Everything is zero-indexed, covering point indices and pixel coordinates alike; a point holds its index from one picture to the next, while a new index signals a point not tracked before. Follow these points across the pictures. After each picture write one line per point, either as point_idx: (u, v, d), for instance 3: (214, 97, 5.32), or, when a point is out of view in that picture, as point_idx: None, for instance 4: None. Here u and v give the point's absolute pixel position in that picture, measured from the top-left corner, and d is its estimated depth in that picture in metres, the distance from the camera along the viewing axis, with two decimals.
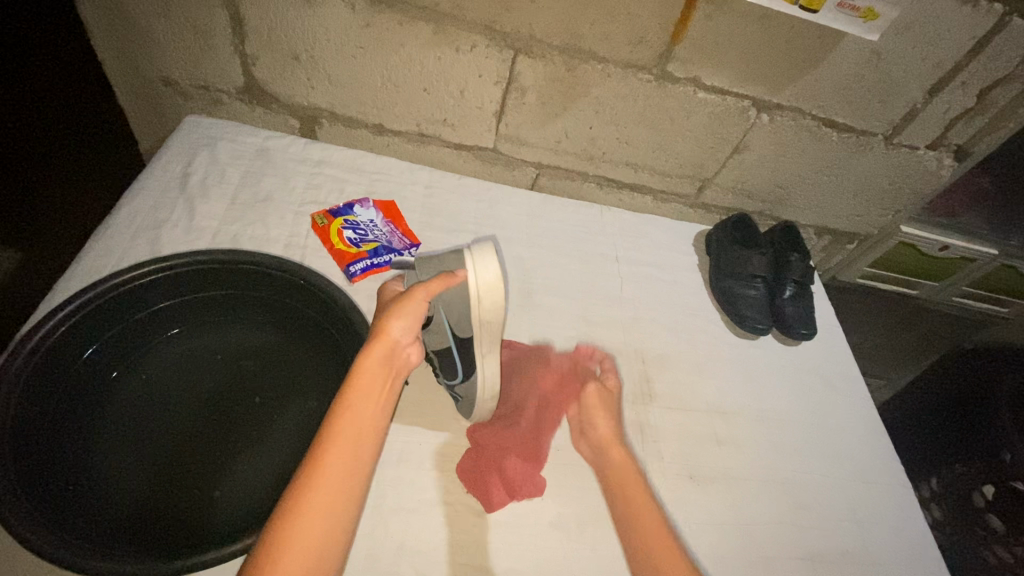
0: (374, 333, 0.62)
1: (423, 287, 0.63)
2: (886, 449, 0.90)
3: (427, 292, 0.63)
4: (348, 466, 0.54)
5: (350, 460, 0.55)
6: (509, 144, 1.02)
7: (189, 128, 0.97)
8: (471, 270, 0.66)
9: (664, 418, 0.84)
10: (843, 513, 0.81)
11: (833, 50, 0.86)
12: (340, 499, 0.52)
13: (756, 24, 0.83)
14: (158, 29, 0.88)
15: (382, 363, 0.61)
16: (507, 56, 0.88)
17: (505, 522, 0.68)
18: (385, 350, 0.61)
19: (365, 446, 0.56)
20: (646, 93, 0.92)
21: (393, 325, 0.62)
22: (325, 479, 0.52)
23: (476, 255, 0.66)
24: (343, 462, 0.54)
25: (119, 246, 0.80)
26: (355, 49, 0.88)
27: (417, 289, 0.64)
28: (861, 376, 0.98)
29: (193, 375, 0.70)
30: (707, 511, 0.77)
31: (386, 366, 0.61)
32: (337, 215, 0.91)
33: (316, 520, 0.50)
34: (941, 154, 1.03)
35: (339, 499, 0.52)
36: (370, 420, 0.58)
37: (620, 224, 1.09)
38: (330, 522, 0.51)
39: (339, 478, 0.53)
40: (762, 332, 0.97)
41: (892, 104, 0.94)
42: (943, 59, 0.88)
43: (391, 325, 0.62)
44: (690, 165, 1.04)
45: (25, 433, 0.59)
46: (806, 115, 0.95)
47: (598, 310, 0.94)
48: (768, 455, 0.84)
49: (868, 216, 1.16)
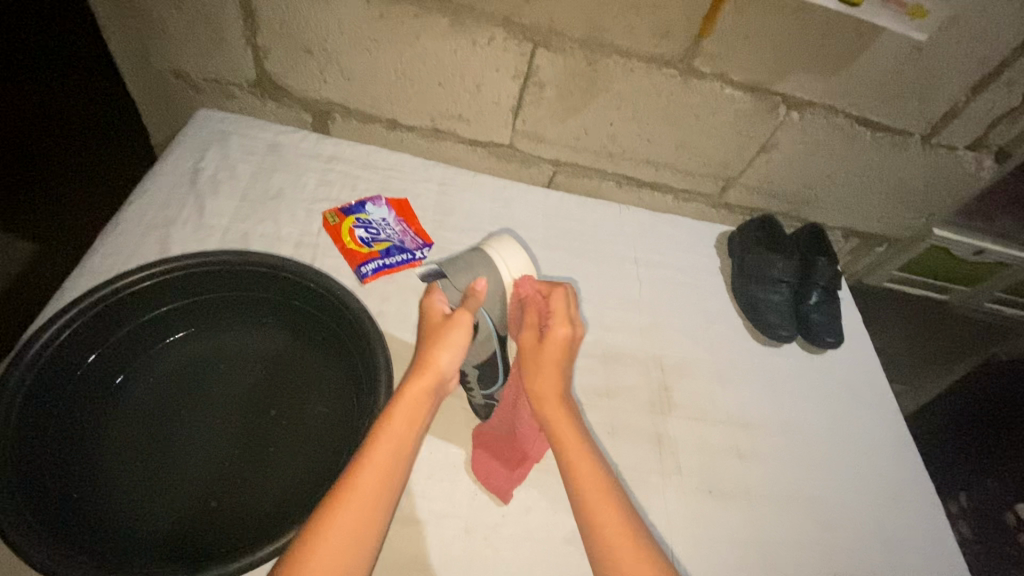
0: (422, 363, 0.60)
1: (465, 309, 0.63)
2: (916, 463, 0.87)
3: (473, 319, 0.63)
4: (379, 492, 0.53)
5: (376, 495, 0.53)
6: (526, 140, 0.99)
7: (199, 123, 0.95)
8: (500, 259, 0.70)
9: (683, 428, 0.81)
10: (871, 532, 0.78)
11: (870, 47, 0.82)
12: (360, 532, 0.51)
13: (790, 18, 0.79)
14: (167, 21, 0.86)
15: (426, 394, 0.59)
16: (526, 49, 0.85)
17: (518, 535, 0.66)
18: (432, 382, 0.60)
19: (400, 474, 0.55)
20: (671, 89, 0.88)
21: (443, 357, 0.61)
22: (355, 507, 0.51)
23: (498, 248, 0.71)
24: (375, 487, 0.53)
25: (128, 244, 0.79)
26: (369, 42, 0.85)
27: (464, 317, 0.62)
28: (887, 384, 0.95)
29: (198, 382, 0.69)
30: (728, 527, 0.74)
31: (430, 395, 0.60)
32: (349, 213, 0.89)
33: (345, 545, 0.50)
34: (981, 155, 0.98)
35: (361, 536, 0.51)
36: (406, 449, 0.56)
37: (639, 224, 1.05)
38: (358, 555, 0.50)
39: (371, 504, 0.52)
40: (786, 339, 0.93)
41: (932, 103, 0.89)
42: (988, 55, 0.83)
43: (441, 356, 0.61)
44: (713, 164, 1.00)
45: (25, 442, 0.58)
46: (839, 113, 0.91)
47: (616, 315, 0.91)
48: (792, 468, 0.81)
49: (899, 219, 1.11)
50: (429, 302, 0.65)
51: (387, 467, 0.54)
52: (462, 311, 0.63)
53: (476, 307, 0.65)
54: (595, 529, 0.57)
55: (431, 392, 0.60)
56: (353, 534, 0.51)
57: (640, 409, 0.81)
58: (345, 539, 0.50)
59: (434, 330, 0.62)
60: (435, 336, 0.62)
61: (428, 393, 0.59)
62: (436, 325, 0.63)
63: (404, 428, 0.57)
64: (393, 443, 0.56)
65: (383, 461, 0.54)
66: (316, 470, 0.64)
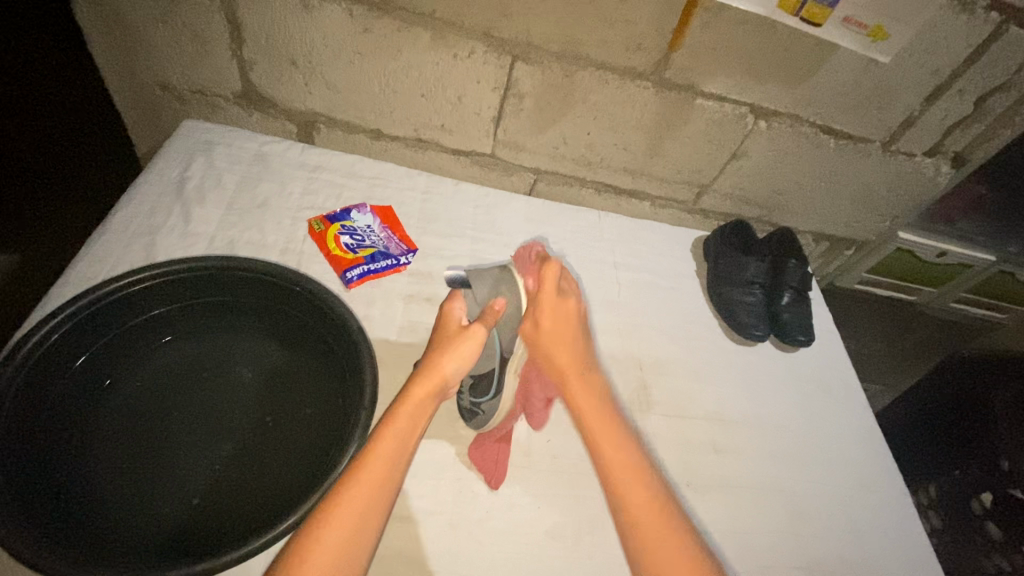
0: (430, 367, 0.64)
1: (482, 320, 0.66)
2: (885, 456, 0.90)
3: (485, 334, 0.65)
4: (379, 488, 0.55)
5: (378, 487, 0.55)
6: (507, 149, 1.02)
7: (185, 134, 0.97)
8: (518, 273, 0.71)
9: (661, 425, 0.84)
10: (842, 521, 0.81)
11: (830, 60, 0.86)
12: (362, 522, 0.53)
13: (754, 32, 0.83)
14: (155, 34, 0.88)
15: (427, 396, 0.62)
16: (505, 62, 0.88)
17: (503, 531, 0.68)
18: (434, 387, 0.63)
19: (401, 469, 0.57)
20: (644, 99, 0.92)
21: (450, 363, 0.64)
22: (359, 496, 0.53)
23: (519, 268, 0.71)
24: (378, 478, 0.55)
25: (115, 252, 0.80)
26: (353, 55, 0.88)
27: (478, 330, 0.65)
28: (858, 381, 0.98)
29: (187, 384, 0.70)
30: (705, 520, 0.76)
31: (433, 397, 0.63)
32: (334, 220, 0.90)
33: (348, 533, 0.51)
34: (939, 161, 1.03)
35: (364, 524, 0.53)
36: (409, 445, 0.59)
37: (618, 230, 1.08)
38: (360, 543, 0.52)
39: (372, 500, 0.54)
40: (760, 338, 0.97)
41: (889, 111, 0.94)
42: (939, 67, 0.88)
43: (447, 363, 0.64)
44: (687, 171, 1.04)
45: (17, 443, 0.58)
46: (804, 122, 0.95)
47: (596, 317, 0.94)
48: (767, 463, 0.84)
49: (865, 223, 1.16)
50: (449, 310, 0.71)
51: (390, 460, 0.57)
52: (477, 324, 0.65)
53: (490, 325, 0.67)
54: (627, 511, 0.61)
55: (435, 394, 0.63)
56: (357, 523, 0.52)
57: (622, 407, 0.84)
58: (348, 527, 0.52)
59: (448, 338, 0.66)
60: (448, 344, 0.65)
61: (427, 398, 0.62)
62: (451, 334, 0.67)
63: (407, 424, 0.60)
64: (396, 436, 0.58)
65: (386, 454, 0.57)
66: (304, 472, 0.65)
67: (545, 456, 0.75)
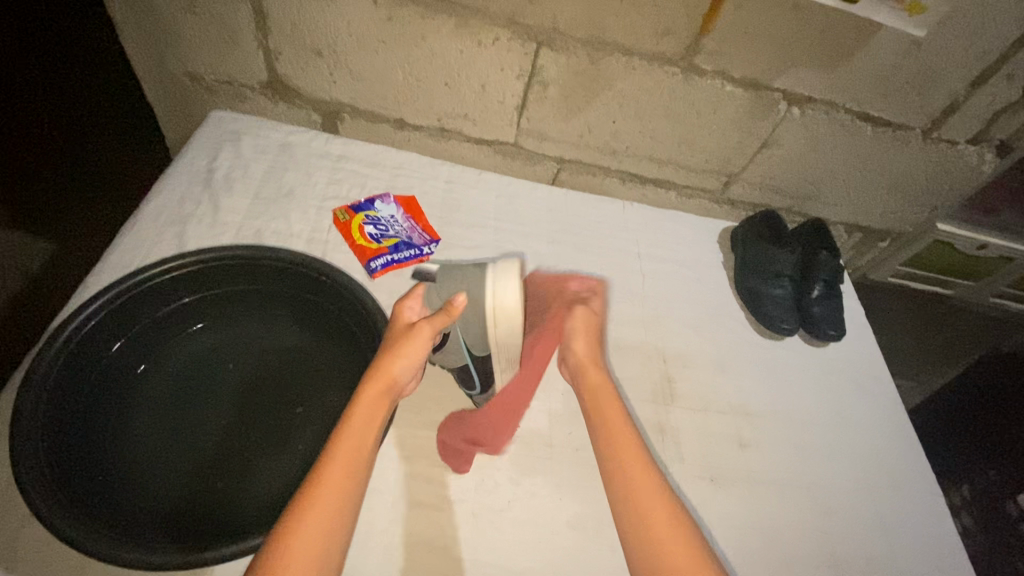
0: (377, 369, 0.62)
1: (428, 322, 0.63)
2: (916, 451, 0.88)
3: (435, 331, 0.63)
4: (345, 492, 0.55)
5: (342, 487, 0.55)
6: (531, 138, 1.01)
7: (213, 124, 0.98)
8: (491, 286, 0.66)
9: (684, 418, 0.83)
10: (869, 519, 0.79)
11: (870, 42, 0.83)
12: (330, 520, 0.53)
13: (790, 16, 0.80)
14: (183, 25, 0.89)
15: (376, 399, 0.61)
16: (530, 49, 0.86)
17: (524, 521, 0.68)
18: (382, 388, 0.61)
19: (364, 467, 0.57)
20: (672, 85, 0.90)
21: (396, 364, 0.62)
22: (322, 498, 0.54)
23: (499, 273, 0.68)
24: (340, 479, 0.55)
25: (146, 241, 0.81)
26: (377, 44, 0.88)
27: (424, 329, 0.63)
28: (890, 376, 0.96)
29: (216, 370, 0.71)
30: (728, 513, 0.75)
31: (384, 400, 0.61)
32: (358, 210, 0.91)
33: (319, 533, 0.52)
34: (983, 149, 0.98)
35: (335, 522, 0.53)
36: (368, 443, 0.59)
37: (643, 220, 1.07)
38: (333, 539, 0.52)
39: (333, 504, 0.54)
40: (788, 333, 0.95)
41: (932, 97, 0.90)
42: (986, 50, 0.84)
43: (393, 364, 0.62)
44: (715, 160, 1.01)
45: (57, 427, 0.61)
46: (840, 109, 0.92)
47: (619, 309, 0.92)
48: (791, 458, 0.83)
49: (901, 214, 1.12)
50: (400, 309, 0.67)
51: (349, 460, 0.56)
52: (424, 324, 0.63)
53: (439, 325, 0.63)
54: (630, 496, 0.62)
55: (384, 395, 0.61)
56: (327, 523, 0.53)
57: (643, 399, 0.83)
58: (317, 527, 0.52)
59: (395, 338, 0.64)
60: (393, 344, 0.63)
61: (376, 401, 0.61)
62: (399, 333, 0.65)
63: (362, 424, 0.59)
64: (355, 436, 0.58)
65: (345, 455, 0.56)
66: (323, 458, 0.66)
67: (566, 448, 0.75)
